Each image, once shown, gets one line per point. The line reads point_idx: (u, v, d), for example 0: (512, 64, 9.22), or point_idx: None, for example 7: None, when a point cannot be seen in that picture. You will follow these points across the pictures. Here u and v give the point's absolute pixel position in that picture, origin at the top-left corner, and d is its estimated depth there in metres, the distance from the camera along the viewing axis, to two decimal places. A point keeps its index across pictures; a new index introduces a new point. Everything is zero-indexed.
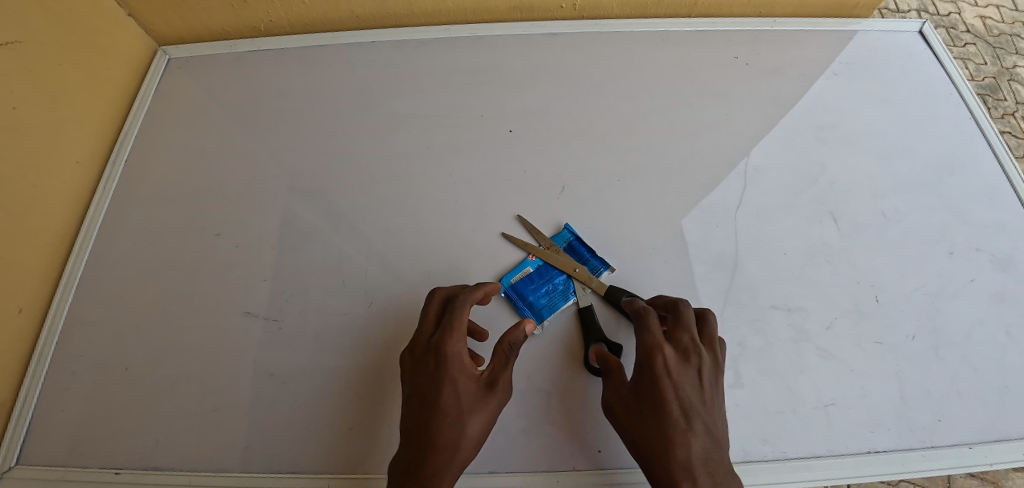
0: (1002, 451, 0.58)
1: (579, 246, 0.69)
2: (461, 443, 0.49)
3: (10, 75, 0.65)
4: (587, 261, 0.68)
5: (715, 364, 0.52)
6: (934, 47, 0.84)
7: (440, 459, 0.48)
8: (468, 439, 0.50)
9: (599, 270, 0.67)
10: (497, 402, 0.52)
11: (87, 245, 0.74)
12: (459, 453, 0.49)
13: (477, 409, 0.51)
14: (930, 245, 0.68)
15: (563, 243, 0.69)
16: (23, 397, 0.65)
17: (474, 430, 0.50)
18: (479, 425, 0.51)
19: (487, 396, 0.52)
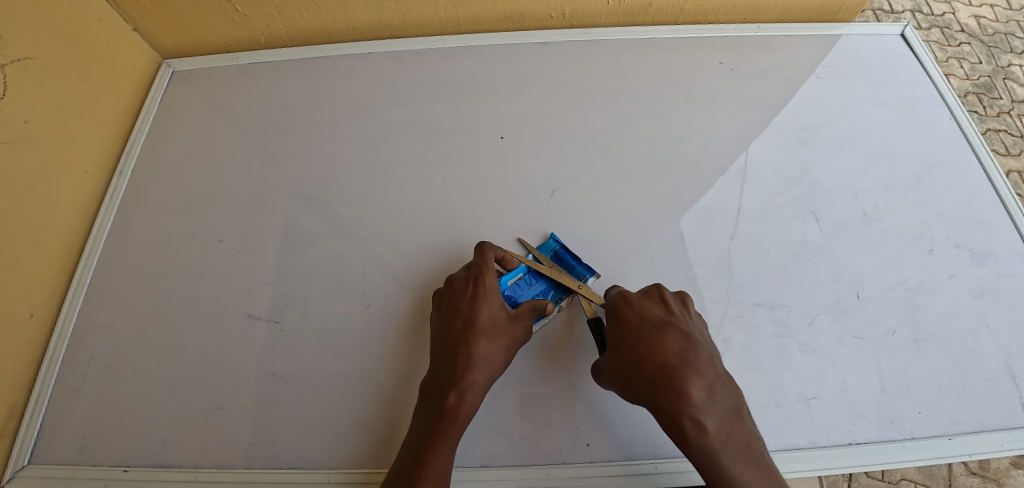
0: (981, 442, 0.60)
1: (565, 254, 0.70)
2: (487, 365, 0.59)
3: (21, 90, 0.68)
4: (573, 268, 0.69)
5: (673, 295, 0.62)
6: (916, 49, 0.86)
7: (470, 375, 0.58)
8: (493, 363, 0.60)
9: (584, 277, 0.69)
10: (522, 336, 0.62)
11: (96, 252, 0.77)
12: (485, 373, 0.59)
13: (504, 338, 0.61)
14: (910, 242, 0.70)
15: (550, 251, 0.71)
16: (35, 398, 0.67)
17: (500, 357, 0.60)
18: (505, 353, 0.61)
19: (513, 330, 0.61)
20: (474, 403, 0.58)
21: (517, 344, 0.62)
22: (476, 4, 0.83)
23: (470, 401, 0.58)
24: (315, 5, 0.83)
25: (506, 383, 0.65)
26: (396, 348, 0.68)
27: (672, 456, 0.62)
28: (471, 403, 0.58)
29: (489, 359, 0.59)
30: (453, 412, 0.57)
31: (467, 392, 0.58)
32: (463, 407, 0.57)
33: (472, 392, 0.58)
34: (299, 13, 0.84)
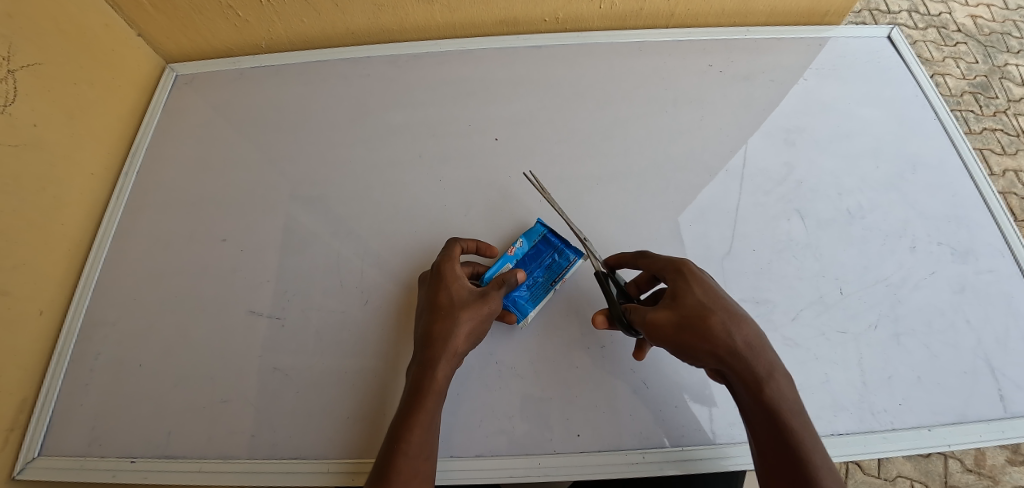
0: (959, 432, 0.62)
1: (553, 239, 0.72)
2: (450, 339, 0.59)
3: (31, 95, 0.70)
4: (562, 252, 0.72)
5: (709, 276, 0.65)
6: (902, 51, 0.88)
7: (435, 349, 0.59)
8: (458, 338, 0.59)
9: (573, 260, 0.71)
10: (488, 310, 0.61)
11: (102, 251, 0.79)
12: (450, 348, 0.59)
13: (467, 312, 0.60)
14: (892, 240, 0.72)
15: (537, 236, 0.72)
16: (44, 392, 0.70)
17: (464, 331, 0.59)
18: (469, 328, 0.60)
19: (477, 305, 0.61)
20: (441, 379, 0.58)
21: (484, 319, 0.61)
22: (471, 9, 0.85)
23: (436, 376, 0.58)
24: (315, 10, 0.85)
25: (499, 376, 0.67)
26: (393, 342, 0.71)
27: (660, 446, 0.64)
28: (436, 379, 0.58)
29: (452, 333, 0.59)
30: (422, 388, 0.57)
31: (433, 367, 0.58)
32: (429, 382, 0.57)
33: (438, 367, 0.58)
34: (299, 18, 0.86)
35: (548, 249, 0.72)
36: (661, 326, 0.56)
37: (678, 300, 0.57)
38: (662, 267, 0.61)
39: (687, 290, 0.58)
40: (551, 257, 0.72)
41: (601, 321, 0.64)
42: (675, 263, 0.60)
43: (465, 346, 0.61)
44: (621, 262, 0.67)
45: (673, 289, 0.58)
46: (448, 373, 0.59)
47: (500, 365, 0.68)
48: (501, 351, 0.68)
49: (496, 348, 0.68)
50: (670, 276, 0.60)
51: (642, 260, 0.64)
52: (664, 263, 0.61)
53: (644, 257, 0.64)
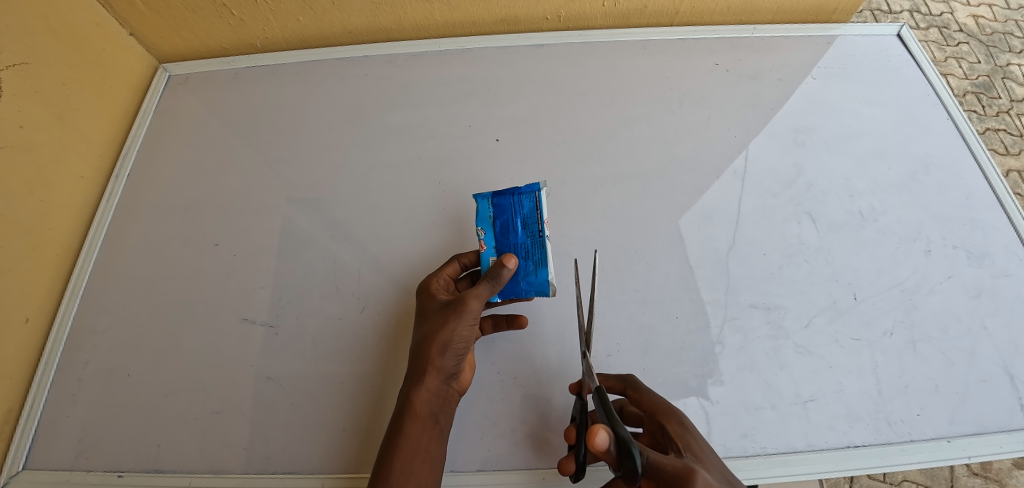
0: (980, 444, 0.60)
1: (499, 196, 0.59)
2: (423, 354, 0.55)
3: (18, 95, 0.68)
4: (523, 200, 0.58)
5: None
6: (912, 49, 0.86)
7: (414, 368, 0.56)
8: (430, 353, 0.55)
9: (536, 194, 0.58)
10: (460, 317, 0.55)
11: (92, 256, 0.77)
12: (423, 365, 0.55)
13: (437, 324, 0.55)
14: (906, 243, 0.70)
15: (491, 202, 0.60)
16: (31, 402, 0.67)
17: (433, 344, 0.55)
18: (440, 340, 0.55)
19: (447, 314, 0.55)
20: (419, 402, 0.55)
21: (457, 328, 0.54)
22: (471, 7, 0.83)
23: (414, 399, 0.55)
24: (311, 9, 0.83)
25: (501, 386, 0.65)
26: (391, 351, 0.68)
27: None
28: (413, 402, 0.55)
29: (423, 348, 0.55)
30: (402, 411, 0.55)
31: (411, 388, 0.55)
32: (408, 405, 0.55)
33: (415, 388, 0.55)
34: (295, 17, 0.84)
35: (510, 208, 0.59)
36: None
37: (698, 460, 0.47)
38: (662, 412, 0.53)
39: (701, 449, 0.49)
40: (517, 213, 0.58)
41: (603, 444, 0.40)
42: (677, 411, 0.53)
43: (448, 362, 0.56)
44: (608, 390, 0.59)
45: (683, 442, 0.49)
46: (427, 394, 0.55)
47: (502, 374, 0.65)
48: (503, 360, 0.66)
49: (498, 358, 0.66)
50: (673, 425, 0.51)
51: (632, 394, 0.57)
52: (663, 406, 0.54)
53: (637, 390, 0.56)
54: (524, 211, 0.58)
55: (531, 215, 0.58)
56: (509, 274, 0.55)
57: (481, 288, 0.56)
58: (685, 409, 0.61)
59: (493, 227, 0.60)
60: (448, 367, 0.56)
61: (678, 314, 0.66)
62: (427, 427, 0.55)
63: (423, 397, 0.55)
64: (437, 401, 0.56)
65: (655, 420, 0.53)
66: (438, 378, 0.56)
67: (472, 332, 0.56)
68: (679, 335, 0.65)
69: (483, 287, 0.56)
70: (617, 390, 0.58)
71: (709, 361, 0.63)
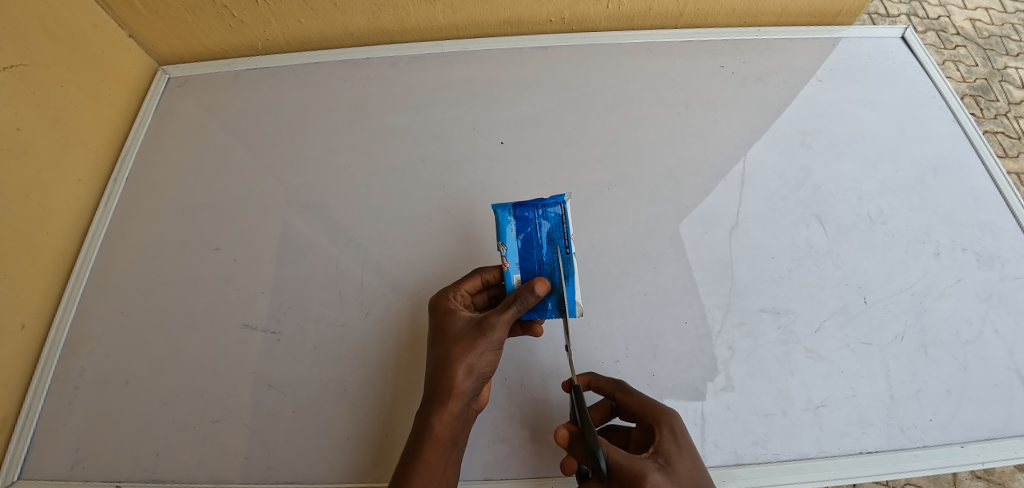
0: (994, 449, 0.59)
1: (523, 209, 0.57)
2: (444, 378, 0.52)
3: (15, 98, 0.67)
4: (546, 213, 0.57)
5: None
6: (917, 52, 0.85)
7: (435, 391, 0.53)
8: (453, 376, 0.52)
9: (563, 207, 0.56)
10: (487, 339, 0.53)
11: (89, 261, 0.76)
12: (446, 388, 0.52)
13: (462, 345, 0.53)
14: (916, 246, 0.70)
15: (513, 216, 0.57)
16: (26, 410, 0.66)
17: (458, 366, 0.52)
18: (465, 362, 0.52)
19: (473, 335, 0.53)
20: (440, 426, 0.52)
21: (484, 351, 0.53)
22: (475, 9, 0.83)
23: (435, 424, 0.52)
24: (313, 11, 0.82)
25: (508, 393, 0.64)
26: (394, 357, 0.67)
27: None
28: (435, 426, 0.52)
29: (446, 370, 0.52)
30: (421, 435, 0.52)
31: (431, 411, 0.52)
32: (429, 429, 0.52)
33: (436, 412, 0.52)
34: (297, 18, 0.84)
35: (533, 222, 0.57)
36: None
37: (668, 466, 0.46)
38: (652, 414, 0.52)
39: (680, 457, 0.48)
40: (542, 226, 0.57)
41: (565, 436, 0.50)
42: (669, 414, 0.51)
43: (469, 385, 0.53)
44: (598, 388, 0.58)
45: (662, 447, 0.48)
46: (449, 417, 0.53)
47: (509, 381, 0.64)
48: (509, 366, 0.65)
49: (504, 364, 0.65)
50: (660, 429, 0.50)
51: (621, 396, 0.55)
52: (652, 409, 0.52)
53: (627, 392, 0.55)
54: (549, 224, 0.57)
55: (556, 230, 0.57)
56: (536, 300, 0.54)
57: (509, 310, 0.54)
58: (694, 415, 0.60)
59: (516, 242, 0.57)
60: (470, 390, 0.54)
61: (686, 319, 0.65)
62: (446, 452, 0.53)
63: (445, 421, 0.53)
64: (458, 425, 0.54)
65: (644, 421, 0.52)
66: (460, 401, 0.53)
67: (496, 354, 0.54)
68: (687, 340, 0.64)
69: (512, 308, 0.54)
70: (607, 390, 0.57)
71: (719, 366, 0.62)
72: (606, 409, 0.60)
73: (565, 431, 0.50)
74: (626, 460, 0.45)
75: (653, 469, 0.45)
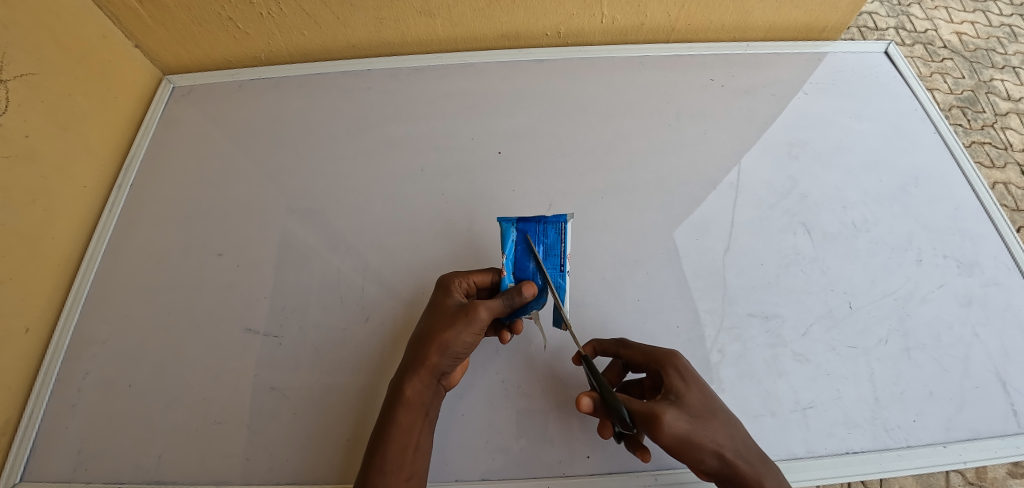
0: (975, 449, 0.61)
1: (526, 223, 0.62)
2: (422, 347, 0.56)
3: (23, 105, 0.69)
4: (547, 228, 0.61)
5: None
6: (899, 66, 0.89)
7: (412, 357, 0.57)
8: (430, 347, 0.55)
9: (562, 226, 0.61)
10: (470, 321, 0.55)
11: (93, 265, 0.77)
12: (421, 358, 0.56)
13: (446, 322, 0.56)
14: (898, 253, 0.72)
15: (516, 229, 0.61)
16: (29, 413, 0.67)
17: (437, 338, 0.55)
18: (445, 338, 0.55)
19: (458, 315, 0.56)
20: (411, 390, 0.55)
21: (464, 332, 0.55)
22: (473, 23, 0.85)
23: (407, 388, 0.56)
24: (316, 24, 0.85)
25: (505, 395, 0.65)
26: (393, 360, 0.69)
27: (673, 467, 0.62)
28: (406, 390, 0.55)
29: (428, 339, 0.56)
30: (395, 403, 0.55)
31: (406, 376, 0.56)
32: (401, 392, 0.56)
33: (410, 376, 0.56)
34: (301, 31, 0.86)
35: (535, 236, 0.61)
36: (671, 427, 0.49)
37: (679, 400, 0.52)
38: (656, 359, 0.56)
39: (688, 390, 0.53)
40: (542, 240, 0.61)
41: (588, 404, 0.53)
42: (670, 355, 0.56)
43: (444, 360, 0.56)
44: (603, 351, 0.62)
45: (671, 385, 0.53)
46: (420, 382, 0.56)
47: (505, 383, 0.66)
48: (507, 369, 0.67)
49: (501, 367, 0.67)
50: (666, 370, 0.55)
51: (625, 351, 0.60)
52: (655, 354, 0.57)
53: (628, 347, 0.60)
54: (549, 239, 0.61)
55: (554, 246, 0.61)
56: (523, 301, 0.57)
57: (497, 299, 0.56)
58: None
59: (516, 255, 0.61)
60: (442, 366, 0.56)
61: (678, 325, 0.67)
62: (418, 416, 0.56)
63: (416, 387, 0.56)
64: (429, 393, 0.57)
65: (651, 368, 0.57)
66: (431, 371, 0.56)
67: (476, 340, 0.56)
68: (680, 344, 0.66)
69: (500, 300, 0.56)
70: (611, 351, 0.61)
71: (709, 368, 0.64)
72: (619, 367, 0.63)
73: (588, 398, 0.53)
74: (642, 404, 0.50)
75: (667, 407, 0.50)
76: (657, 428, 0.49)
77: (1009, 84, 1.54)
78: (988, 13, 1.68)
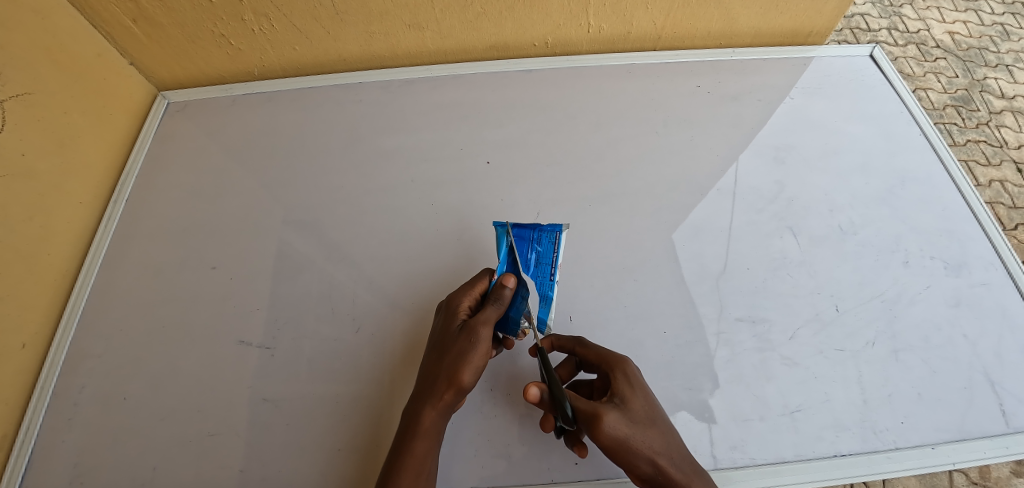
0: (964, 450, 0.61)
1: (522, 229, 0.63)
2: (434, 379, 0.56)
3: (20, 124, 0.69)
4: (541, 237, 0.62)
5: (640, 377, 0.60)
6: (884, 69, 0.90)
7: (426, 391, 0.56)
8: (442, 378, 0.55)
9: (556, 236, 0.62)
10: (476, 343, 0.55)
11: (90, 279, 0.78)
12: (435, 390, 0.55)
13: (454, 349, 0.56)
14: (886, 255, 0.73)
15: (511, 233, 0.63)
16: (26, 427, 0.68)
17: (447, 368, 0.55)
18: (458, 365, 0.54)
19: (462, 338, 0.56)
20: (428, 420, 0.55)
21: (472, 355, 0.55)
22: (462, 35, 0.87)
23: (424, 419, 0.55)
24: (308, 38, 0.86)
25: (494, 402, 0.66)
26: (384, 369, 0.69)
27: None
28: (423, 421, 0.55)
29: (439, 371, 0.56)
30: None
31: (420, 407, 0.55)
32: (418, 422, 0.55)
33: (425, 407, 0.55)
34: (292, 46, 0.87)
35: (528, 242, 0.63)
36: (611, 429, 0.49)
37: (623, 404, 0.52)
38: (608, 362, 0.57)
39: (633, 395, 0.53)
40: (535, 249, 0.63)
41: (535, 395, 0.52)
42: (623, 360, 0.56)
43: (458, 388, 0.55)
44: (560, 347, 0.63)
45: (617, 389, 0.54)
46: (437, 413, 0.55)
47: (495, 391, 0.66)
48: (496, 377, 0.67)
49: (491, 375, 0.67)
50: (616, 374, 0.55)
51: (580, 350, 0.60)
52: (608, 357, 0.57)
53: (585, 346, 0.60)
54: (543, 247, 0.62)
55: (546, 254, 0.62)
56: (510, 294, 0.59)
57: (490, 310, 0.58)
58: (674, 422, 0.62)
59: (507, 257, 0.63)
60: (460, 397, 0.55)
61: (667, 330, 0.67)
62: (406, 427, 0.56)
63: (432, 416, 0.55)
64: (444, 419, 0.56)
65: (602, 370, 0.57)
66: (450, 401, 0.55)
67: (486, 359, 0.56)
68: (668, 349, 0.66)
69: (492, 309, 0.58)
70: (568, 347, 0.62)
71: (698, 373, 0.65)
72: (572, 365, 0.63)
73: (536, 389, 0.52)
74: (586, 405, 0.51)
75: (609, 408, 0.50)
76: (597, 429, 0.49)
77: (1002, 82, 1.55)
78: (979, 13, 1.70)
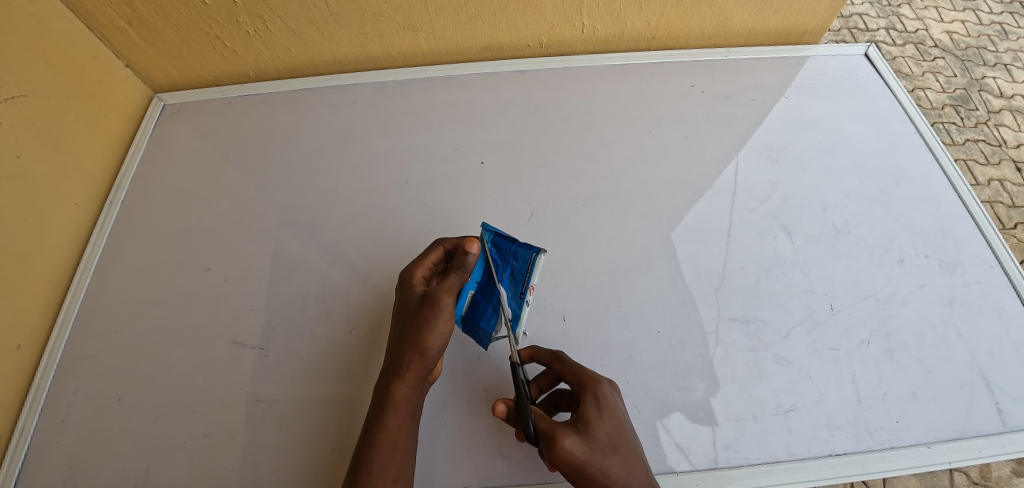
0: (959, 449, 0.61)
1: (503, 240, 0.60)
2: (401, 352, 0.57)
3: (15, 127, 0.69)
4: (518, 254, 0.58)
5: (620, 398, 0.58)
6: (879, 68, 0.90)
7: (394, 365, 0.58)
8: (409, 350, 0.57)
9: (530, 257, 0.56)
10: (438, 313, 0.57)
11: (85, 281, 0.78)
12: (403, 362, 0.57)
13: (417, 320, 0.57)
14: (879, 253, 0.73)
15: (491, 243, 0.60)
16: (20, 429, 0.68)
17: (413, 340, 0.56)
18: (423, 338, 0.56)
19: (424, 309, 0.57)
20: (399, 393, 0.56)
21: (434, 324, 0.56)
22: (456, 36, 0.87)
23: (394, 392, 0.57)
24: (302, 40, 0.86)
25: (487, 403, 0.66)
26: (377, 370, 0.69)
27: None
28: (393, 395, 0.56)
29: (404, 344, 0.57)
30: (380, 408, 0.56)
31: (390, 382, 0.57)
32: (389, 396, 0.57)
33: (395, 382, 0.57)
34: (287, 47, 0.87)
35: (507, 255, 0.59)
36: (565, 453, 0.49)
37: (586, 428, 0.51)
38: (580, 382, 0.56)
39: (598, 420, 0.52)
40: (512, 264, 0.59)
41: (501, 410, 0.54)
42: (596, 382, 0.55)
43: (426, 358, 0.57)
44: (539, 360, 0.62)
45: (584, 412, 0.52)
46: (407, 385, 0.57)
47: (488, 391, 0.67)
48: (489, 377, 0.67)
49: (484, 375, 0.67)
50: (585, 396, 0.54)
51: (557, 365, 0.59)
52: (581, 376, 0.56)
53: (561, 362, 0.59)
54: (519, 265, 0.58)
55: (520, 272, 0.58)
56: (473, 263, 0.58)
57: (452, 279, 0.58)
58: (667, 422, 0.62)
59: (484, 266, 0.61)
60: (429, 364, 0.57)
61: (660, 330, 0.67)
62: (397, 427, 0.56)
63: (403, 390, 0.57)
64: (417, 393, 0.58)
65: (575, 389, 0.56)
66: (419, 370, 0.57)
67: (450, 327, 0.58)
68: (660, 349, 0.66)
69: (454, 278, 0.58)
70: (546, 361, 0.61)
71: (691, 372, 0.65)
72: (552, 376, 0.63)
73: (502, 405, 0.54)
74: (546, 425, 0.51)
75: (568, 432, 0.50)
76: (553, 451, 0.49)
77: (1001, 81, 1.55)
78: (977, 12, 1.70)
